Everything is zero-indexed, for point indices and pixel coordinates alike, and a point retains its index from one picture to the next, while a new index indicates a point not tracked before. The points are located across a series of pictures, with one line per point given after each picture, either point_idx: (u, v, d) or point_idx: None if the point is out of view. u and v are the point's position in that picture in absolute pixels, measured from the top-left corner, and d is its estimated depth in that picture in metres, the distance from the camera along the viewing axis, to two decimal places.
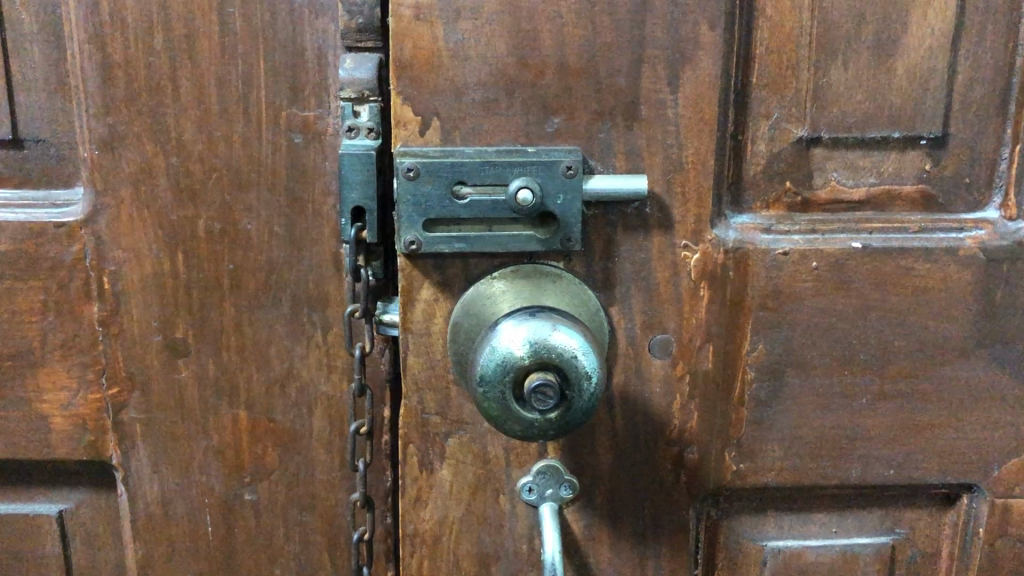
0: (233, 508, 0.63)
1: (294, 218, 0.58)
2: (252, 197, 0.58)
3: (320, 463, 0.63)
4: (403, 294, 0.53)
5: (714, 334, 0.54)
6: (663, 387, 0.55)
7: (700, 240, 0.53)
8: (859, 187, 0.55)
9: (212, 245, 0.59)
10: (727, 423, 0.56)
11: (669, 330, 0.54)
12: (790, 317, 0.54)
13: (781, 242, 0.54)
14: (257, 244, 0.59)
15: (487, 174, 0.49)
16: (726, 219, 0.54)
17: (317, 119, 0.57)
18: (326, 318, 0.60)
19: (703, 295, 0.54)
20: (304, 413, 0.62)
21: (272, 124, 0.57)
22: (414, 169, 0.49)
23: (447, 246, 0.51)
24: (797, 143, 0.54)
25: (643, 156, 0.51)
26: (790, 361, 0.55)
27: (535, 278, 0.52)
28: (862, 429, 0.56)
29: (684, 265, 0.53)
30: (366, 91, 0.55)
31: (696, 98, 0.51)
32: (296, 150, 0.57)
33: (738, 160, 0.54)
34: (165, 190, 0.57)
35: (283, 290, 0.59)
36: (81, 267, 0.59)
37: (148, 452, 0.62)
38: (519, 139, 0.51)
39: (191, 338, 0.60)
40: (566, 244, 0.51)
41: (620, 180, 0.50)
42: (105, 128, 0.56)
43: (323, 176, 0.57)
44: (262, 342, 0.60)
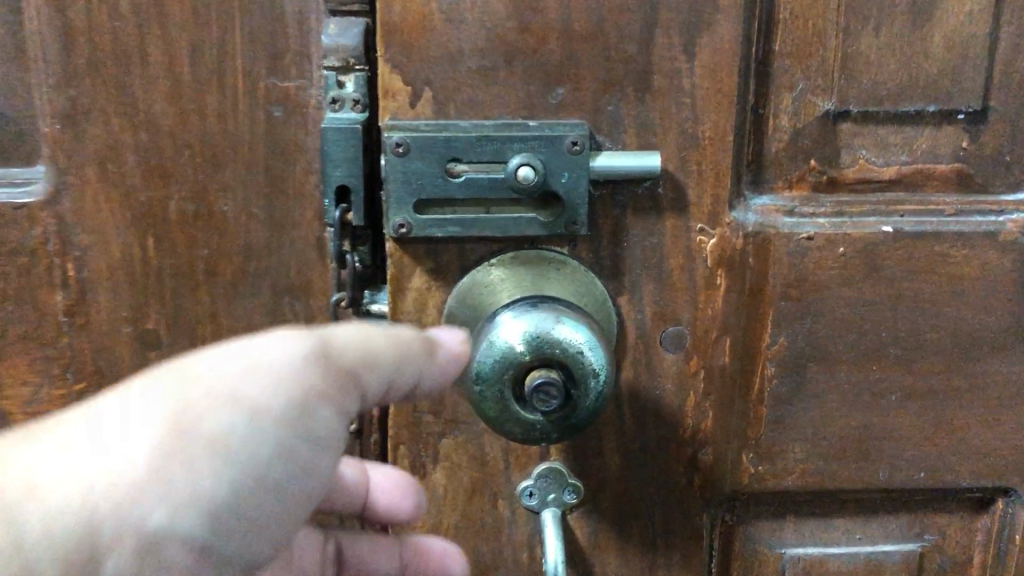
0: None
1: (274, 198, 0.53)
2: (228, 176, 0.53)
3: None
4: (393, 283, 0.48)
5: (731, 326, 0.50)
6: (676, 384, 0.50)
7: (717, 223, 0.48)
8: (891, 166, 0.50)
9: (185, 228, 0.54)
10: (745, 422, 0.51)
11: (684, 322, 0.50)
12: (814, 308, 0.49)
13: (806, 225, 0.49)
14: (234, 227, 0.54)
15: (484, 150, 0.45)
16: (745, 200, 0.49)
17: (298, 90, 0.52)
18: (310, 307, 0.55)
19: (720, 284, 0.49)
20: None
21: (249, 96, 0.52)
22: (403, 144, 0.44)
23: (442, 230, 0.46)
24: (823, 117, 0.49)
25: (657, 130, 0.47)
26: (813, 355, 0.50)
27: (537, 265, 0.47)
28: (892, 430, 0.52)
29: (699, 251, 0.49)
30: (352, 59, 0.50)
31: (714, 67, 0.46)
32: (276, 124, 0.52)
33: (760, 136, 0.49)
34: (134, 168, 0.53)
35: (263, 277, 0.55)
36: (44, 253, 0.54)
37: None
38: (519, 111, 0.46)
39: (163, 329, 0.56)
40: (572, 228, 0.46)
41: (629, 157, 0.46)
42: (68, 100, 0.52)
43: (305, 153, 0.53)
44: (241, 334, 0.56)
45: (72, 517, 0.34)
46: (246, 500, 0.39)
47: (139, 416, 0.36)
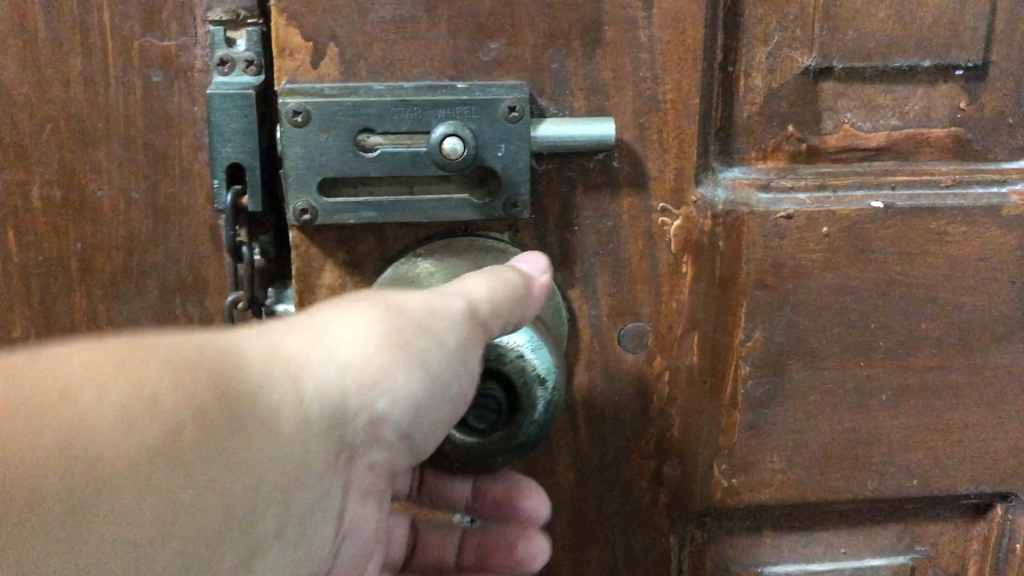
0: None
1: (158, 180, 0.44)
2: (100, 154, 0.43)
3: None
4: (298, 278, 0.39)
5: (698, 319, 0.43)
6: (636, 390, 0.43)
7: (681, 202, 0.41)
8: (879, 132, 0.43)
9: (53, 218, 0.44)
10: (715, 430, 0.44)
11: (642, 318, 0.42)
12: (789, 297, 0.42)
13: (783, 202, 0.41)
14: (111, 216, 0.44)
15: (402, 117, 0.36)
16: (714, 173, 0.42)
17: (178, 50, 0.42)
18: (204, 308, 0.46)
19: (686, 271, 0.42)
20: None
21: (121, 59, 0.42)
22: (302, 112, 0.36)
23: (356, 215, 0.37)
24: (802, 75, 0.42)
25: (611, 93, 0.39)
26: (794, 353, 0.43)
27: (471, 256, 0.40)
28: (883, 433, 0.45)
29: (660, 235, 0.41)
30: (244, 12, 0.42)
31: (678, 16, 0.39)
32: (154, 90, 0.43)
33: (729, 98, 0.42)
34: None
35: (149, 275, 0.45)
36: None
37: None
38: (445, 70, 0.38)
39: (33, 338, 0.46)
40: (513, 210, 0.38)
41: (578, 124, 0.38)
42: None
43: (192, 126, 0.43)
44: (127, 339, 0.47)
45: (336, 409, 0.31)
46: (441, 417, 0.34)
47: (355, 324, 0.32)
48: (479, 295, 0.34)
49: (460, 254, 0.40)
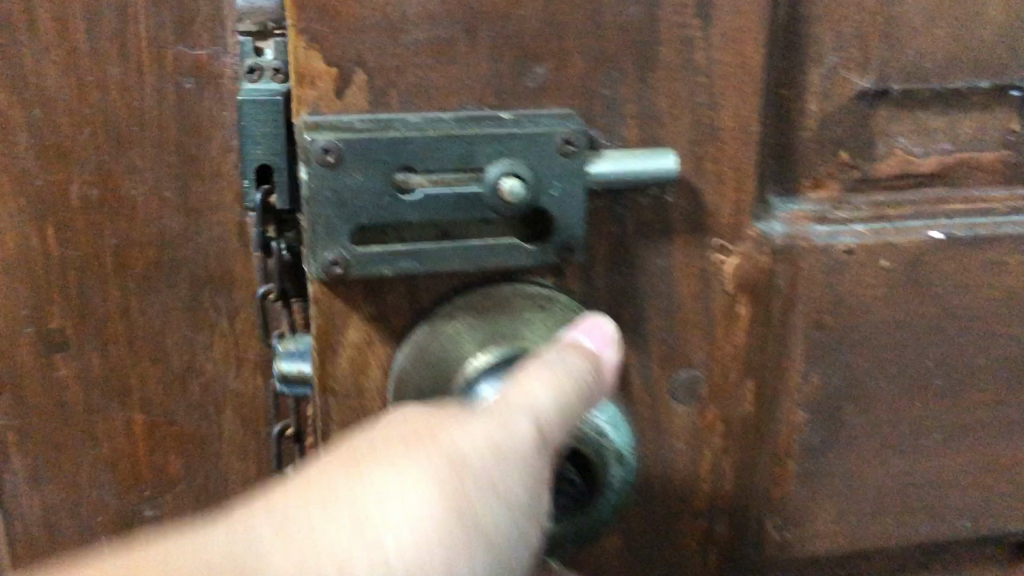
0: (132, 525, 0.55)
1: (188, 180, 0.48)
2: (134, 157, 0.47)
3: (233, 474, 0.55)
4: (328, 339, 0.36)
5: (756, 366, 0.41)
6: (688, 442, 0.42)
7: (737, 241, 0.40)
8: (931, 156, 0.41)
9: (90, 217, 0.48)
10: (770, 482, 0.42)
11: (686, 359, 0.41)
12: (849, 336, 0.41)
13: (842, 235, 0.40)
14: (144, 215, 0.48)
15: (445, 156, 0.33)
16: (768, 207, 0.40)
17: (211, 60, 0.46)
18: (232, 304, 0.51)
19: (741, 314, 0.40)
20: (209, 418, 0.54)
21: (156, 67, 0.46)
22: (333, 150, 0.32)
23: (391, 266, 0.34)
24: (859, 99, 0.39)
25: (664, 121, 0.37)
26: (851, 396, 0.41)
27: (517, 309, 0.37)
28: (936, 476, 0.44)
29: (716, 274, 0.40)
30: (270, 22, 0.43)
31: (729, 39, 0.37)
32: (187, 96, 0.47)
33: (783, 125, 0.39)
34: (28, 150, 0.46)
35: (182, 267, 0.50)
36: None
37: (25, 463, 0.52)
38: (485, 98, 0.35)
39: (72, 328, 0.50)
40: (565, 254, 0.36)
41: (635, 159, 0.36)
42: None
43: (222, 130, 0.48)
44: (156, 330, 0.51)
45: None
46: None
47: (402, 493, 0.27)
48: (544, 409, 0.30)
49: (499, 305, 0.37)
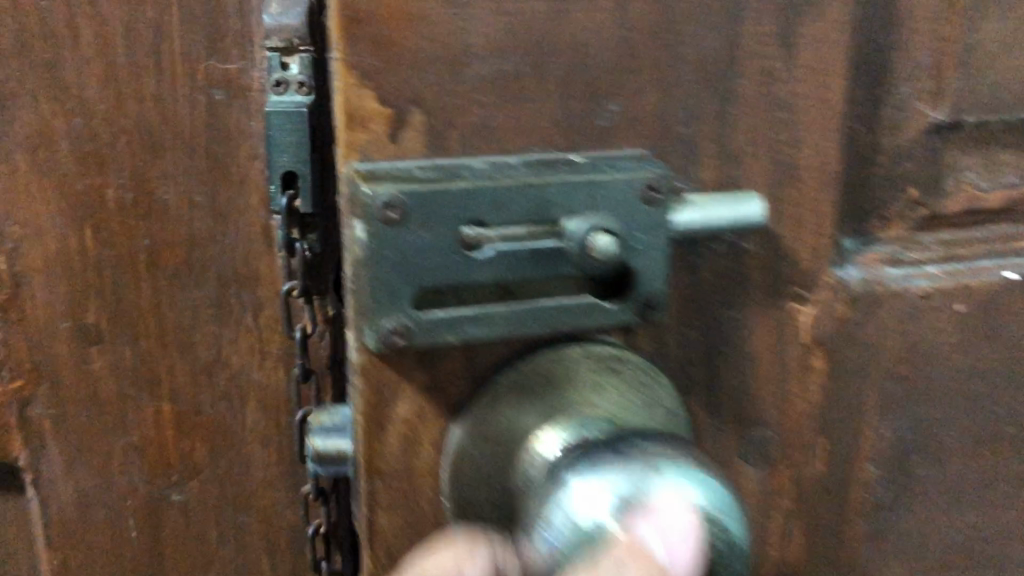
0: (158, 513, 0.46)
1: (218, 187, 0.41)
2: (169, 160, 0.41)
3: (258, 461, 0.46)
4: (369, 414, 0.26)
5: (831, 425, 0.32)
6: (757, 509, 0.33)
7: (817, 284, 0.31)
8: (996, 189, 0.33)
9: (125, 219, 0.41)
10: (839, 543, 0.34)
11: (786, 427, 0.32)
12: (920, 391, 0.33)
13: (915, 278, 0.32)
14: (174, 214, 0.41)
15: (532, 202, 0.24)
16: (838, 253, 0.31)
17: (240, 74, 0.40)
18: (259, 300, 0.43)
19: (816, 367, 0.32)
20: (238, 407, 0.45)
21: (189, 76, 0.40)
22: (396, 203, 0.23)
23: (455, 334, 0.24)
24: (930, 135, 0.31)
25: (752, 156, 0.28)
26: (920, 449, 0.34)
27: (590, 372, 0.27)
28: (1013, 527, 0.37)
29: (791, 324, 0.31)
30: (297, 40, 0.36)
31: (825, 63, 0.28)
32: (218, 109, 0.40)
33: (862, 155, 0.30)
34: (67, 154, 0.40)
35: (208, 271, 0.42)
36: None
37: (61, 456, 0.44)
38: (567, 138, 0.25)
39: (105, 322, 0.43)
40: (649, 313, 0.26)
41: (723, 208, 0.26)
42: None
43: (251, 140, 0.41)
44: (189, 331, 0.43)
45: None
46: None
47: None
48: None
49: (566, 381, 0.27)
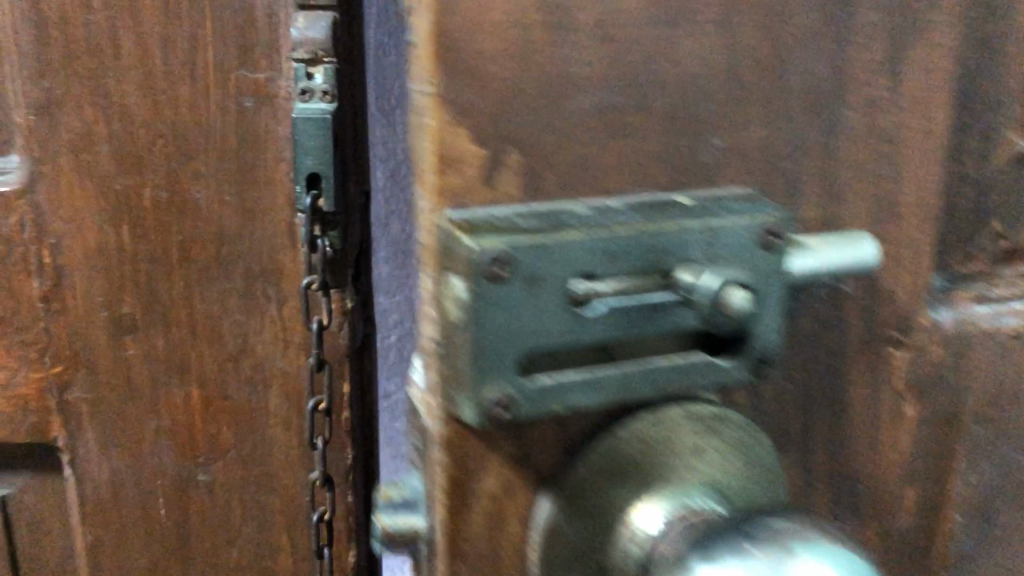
0: (187, 492, 0.49)
1: (246, 187, 0.44)
2: (200, 165, 0.43)
3: (277, 443, 0.48)
4: (451, 492, 0.21)
5: (919, 472, 0.30)
6: None
7: (912, 327, 0.28)
8: None
9: (158, 218, 0.44)
10: None
11: (850, 475, 0.29)
12: (1007, 433, 0.31)
13: (1003, 317, 0.30)
14: (205, 213, 0.44)
15: (650, 251, 0.19)
16: (932, 295, 0.29)
17: (268, 82, 0.42)
18: (281, 292, 0.46)
19: (907, 414, 0.29)
20: (258, 391, 0.47)
21: (220, 89, 0.42)
22: (499, 258, 0.17)
23: (564, 403, 0.19)
24: (1017, 165, 0.29)
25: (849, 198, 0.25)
26: (1004, 491, 0.32)
27: (689, 439, 0.23)
28: None
29: (888, 369, 0.29)
30: (323, 52, 0.41)
31: (919, 105, 0.26)
32: (246, 117, 0.42)
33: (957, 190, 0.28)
34: (106, 159, 0.43)
35: (235, 263, 0.45)
36: (20, 241, 0.44)
37: (97, 433, 0.47)
38: (665, 172, 0.21)
39: (139, 312, 0.46)
40: (762, 371, 0.22)
41: (825, 251, 0.23)
42: (42, 93, 0.41)
43: (276, 144, 0.43)
44: (214, 316, 0.46)
45: None
46: None
47: None
48: None
49: (670, 446, 0.22)
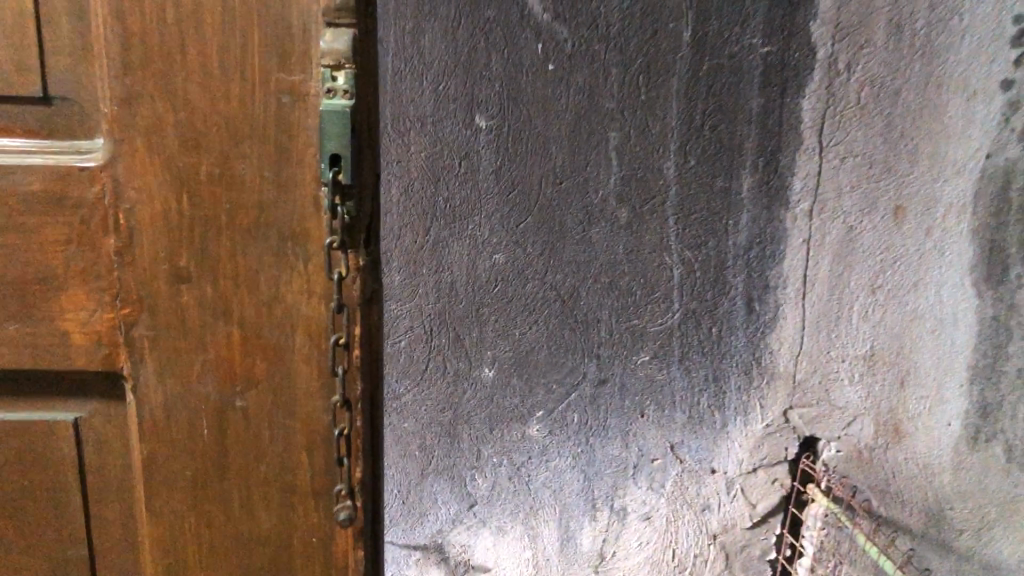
0: (226, 414, 0.77)
1: (281, 164, 0.71)
2: (246, 146, 0.70)
3: (300, 377, 0.77)
4: None
5: None
6: None
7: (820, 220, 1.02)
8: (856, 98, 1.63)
9: (212, 187, 0.71)
10: None
11: None
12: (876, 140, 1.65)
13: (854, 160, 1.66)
14: (249, 185, 0.71)
15: None
16: None
17: (300, 83, 0.69)
18: (307, 251, 0.73)
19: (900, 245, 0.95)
20: (287, 334, 0.76)
21: (264, 87, 0.69)
22: None
23: None
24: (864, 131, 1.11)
25: None
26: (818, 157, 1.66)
27: None
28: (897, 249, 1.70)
29: None
30: (343, 60, 0.68)
31: None
32: (284, 108, 0.69)
33: None
34: (173, 140, 0.70)
35: (272, 226, 0.72)
36: (102, 205, 0.72)
37: (154, 364, 0.76)
38: None
39: (193, 265, 0.73)
40: None
41: None
42: (124, 87, 0.68)
43: (306, 131, 0.70)
44: (254, 270, 0.74)
45: None
46: None
47: None
48: None
49: None
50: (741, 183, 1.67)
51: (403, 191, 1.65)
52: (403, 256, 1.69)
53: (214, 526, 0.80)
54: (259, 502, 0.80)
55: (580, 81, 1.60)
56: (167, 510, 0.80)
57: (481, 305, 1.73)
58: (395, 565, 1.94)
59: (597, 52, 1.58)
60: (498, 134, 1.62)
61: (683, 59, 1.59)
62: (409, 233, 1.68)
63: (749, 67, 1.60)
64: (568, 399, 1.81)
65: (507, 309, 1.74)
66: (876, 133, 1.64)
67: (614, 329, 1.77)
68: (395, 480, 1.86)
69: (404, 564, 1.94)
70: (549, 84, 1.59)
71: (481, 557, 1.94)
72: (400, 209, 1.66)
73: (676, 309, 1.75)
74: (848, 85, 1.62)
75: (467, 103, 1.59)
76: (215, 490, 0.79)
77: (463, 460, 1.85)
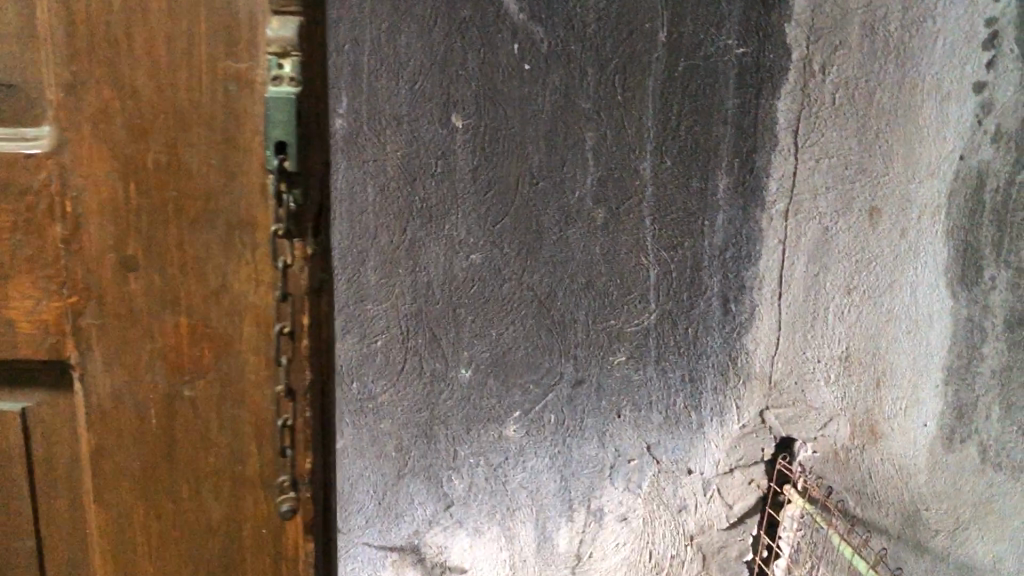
0: (174, 403, 0.77)
1: (227, 151, 0.70)
2: (192, 133, 0.70)
3: (248, 366, 0.76)
4: None
5: None
6: None
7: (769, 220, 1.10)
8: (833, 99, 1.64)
9: (158, 175, 0.71)
10: None
11: None
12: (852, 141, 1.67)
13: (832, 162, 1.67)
14: (196, 173, 0.71)
15: None
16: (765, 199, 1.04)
17: (247, 70, 0.68)
18: (254, 238, 0.73)
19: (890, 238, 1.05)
20: (235, 323, 0.75)
21: (210, 74, 0.68)
22: None
23: None
24: None
25: None
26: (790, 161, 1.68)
27: None
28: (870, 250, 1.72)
29: None
30: (290, 48, 0.67)
31: None
32: (231, 96, 0.69)
33: None
34: (120, 128, 0.70)
35: (219, 215, 0.72)
36: (48, 193, 0.71)
37: (101, 353, 0.76)
38: None
39: (140, 254, 0.73)
40: None
41: None
42: (69, 74, 0.68)
43: (253, 118, 0.70)
44: (201, 258, 0.73)
45: None
46: None
47: None
48: None
49: None
50: (717, 183, 1.67)
51: (379, 190, 1.64)
52: (378, 257, 1.68)
53: (163, 517, 0.80)
54: (207, 493, 0.79)
55: (555, 82, 1.60)
56: (114, 500, 0.79)
57: (457, 305, 1.73)
58: (371, 564, 1.91)
59: (572, 53, 1.59)
60: (474, 135, 1.62)
61: (659, 61, 1.60)
62: (384, 233, 1.67)
63: (725, 70, 1.60)
64: (546, 399, 1.81)
65: (483, 309, 1.73)
66: (851, 134, 1.65)
67: (591, 330, 1.77)
68: (369, 480, 1.85)
69: (380, 564, 1.91)
70: (525, 85, 1.60)
71: (458, 558, 1.92)
72: (374, 209, 1.65)
73: (652, 309, 1.75)
74: (823, 87, 1.63)
75: (442, 103, 1.59)
76: (163, 480, 0.79)
77: (439, 461, 1.84)
